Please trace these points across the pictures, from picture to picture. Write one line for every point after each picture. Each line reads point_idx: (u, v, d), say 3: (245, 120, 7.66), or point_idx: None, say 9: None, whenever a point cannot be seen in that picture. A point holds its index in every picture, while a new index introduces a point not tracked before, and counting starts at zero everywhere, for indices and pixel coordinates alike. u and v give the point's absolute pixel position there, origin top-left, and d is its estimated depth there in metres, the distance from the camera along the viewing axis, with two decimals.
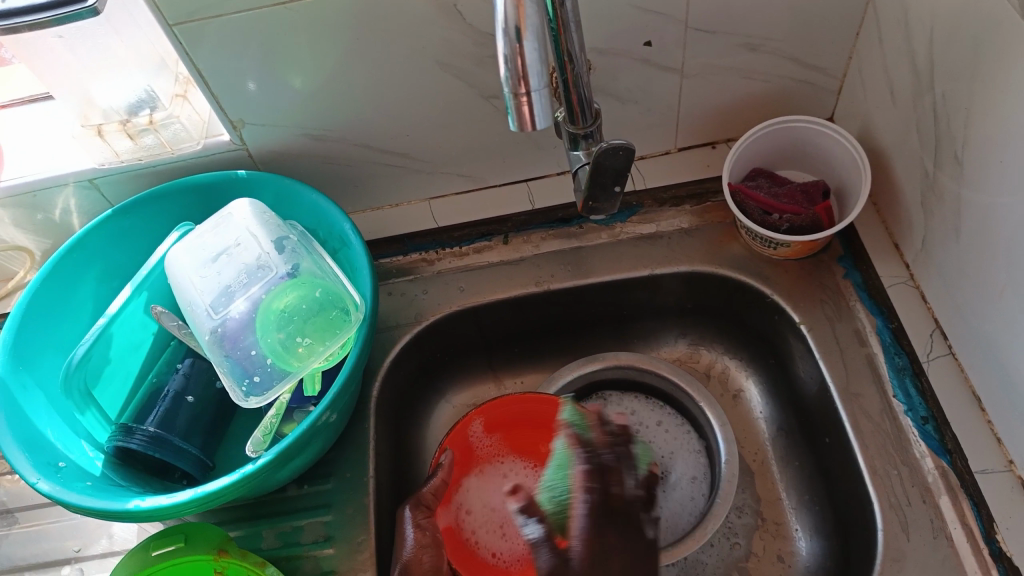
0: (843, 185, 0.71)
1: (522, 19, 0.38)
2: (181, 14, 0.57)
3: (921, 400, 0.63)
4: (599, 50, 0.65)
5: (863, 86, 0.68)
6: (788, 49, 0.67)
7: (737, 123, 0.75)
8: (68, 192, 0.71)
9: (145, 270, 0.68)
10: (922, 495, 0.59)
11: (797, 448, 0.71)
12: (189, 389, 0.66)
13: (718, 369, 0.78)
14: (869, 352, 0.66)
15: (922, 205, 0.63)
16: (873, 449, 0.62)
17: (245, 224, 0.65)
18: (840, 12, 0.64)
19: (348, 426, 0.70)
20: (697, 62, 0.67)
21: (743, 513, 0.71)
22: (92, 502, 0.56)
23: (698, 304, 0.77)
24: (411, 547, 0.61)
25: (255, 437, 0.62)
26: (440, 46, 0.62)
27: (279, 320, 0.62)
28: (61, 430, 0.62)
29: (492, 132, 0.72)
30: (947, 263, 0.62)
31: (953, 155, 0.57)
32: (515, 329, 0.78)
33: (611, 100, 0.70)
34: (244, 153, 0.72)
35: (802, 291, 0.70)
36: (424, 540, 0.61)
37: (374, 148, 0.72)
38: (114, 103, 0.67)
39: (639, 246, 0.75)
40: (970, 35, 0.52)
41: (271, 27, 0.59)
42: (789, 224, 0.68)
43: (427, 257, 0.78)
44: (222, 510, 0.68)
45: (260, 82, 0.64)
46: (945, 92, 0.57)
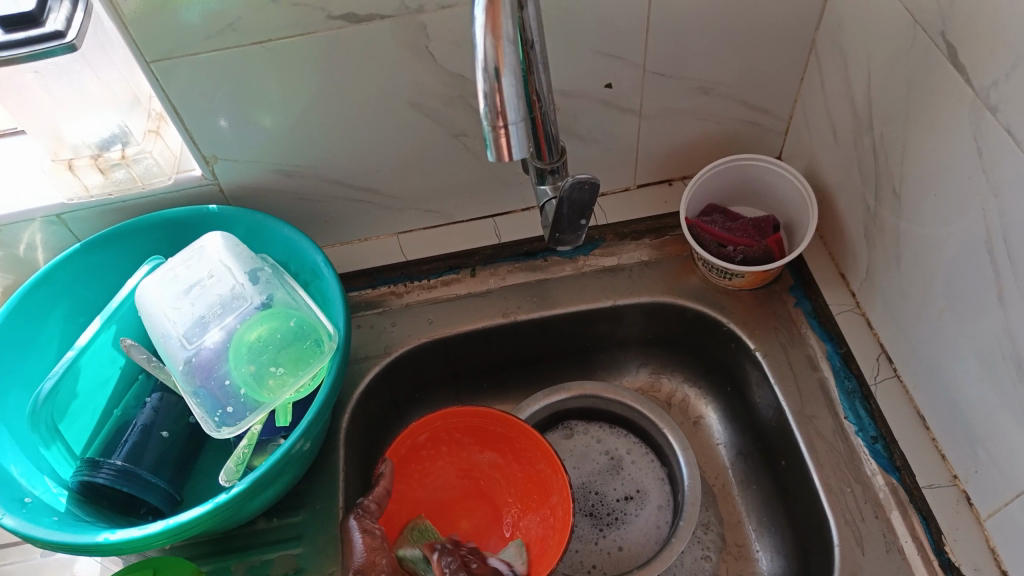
0: (792, 219, 0.75)
1: (500, 59, 0.41)
2: (158, 52, 0.59)
3: (871, 420, 0.66)
4: (563, 91, 0.68)
5: (807, 128, 0.73)
6: (738, 92, 0.71)
7: (692, 163, 0.79)
8: (35, 227, 0.71)
9: (114, 304, 0.68)
10: (875, 510, 0.62)
11: (756, 471, 0.74)
12: (162, 425, 0.66)
13: (679, 398, 0.81)
14: (821, 376, 0.70)
15: (865, 236, 0.68)
16: (828, 467, 0.65)
17: (218, 257, 0.66)
18: (785, 58, 0.69)
19: (318, 458, 0.70)
20: (654, 105, 0.71)
21: (709, 529, 0.73)
22: (58, 536, 0.55)
23: (659, 334, 0.80)
24: (363, 551, 0.58)
25: (227, 467, 0.62)
26: (412, 86, 0.65)
27: (252, 351, 0.63)
28: (25, 466, 0.61)
29: (459, 169, 0.74)
30: (889, 290, 0.66)
31: (892, 190, 0.62)
32: (482, 361, 0.80)
33: (575, 139, 0.73)
34: (215, 188, 0.73)
35: (756, 320, 0.74)
36: (374, 543, 0.59)
37: (345, 184, 0.74)
38: (85, 138, 0.67)
39: (602, 278, 0.78)
40: (903, 81, 0.57)
41: (246, 63, 0.61)
42: (743, 255, 0.72)
43: (396, 290, 0.80)
44: (191, 546, 0.67)
45: (232, 121, 0.66)
46: (883, 133, 0.61)
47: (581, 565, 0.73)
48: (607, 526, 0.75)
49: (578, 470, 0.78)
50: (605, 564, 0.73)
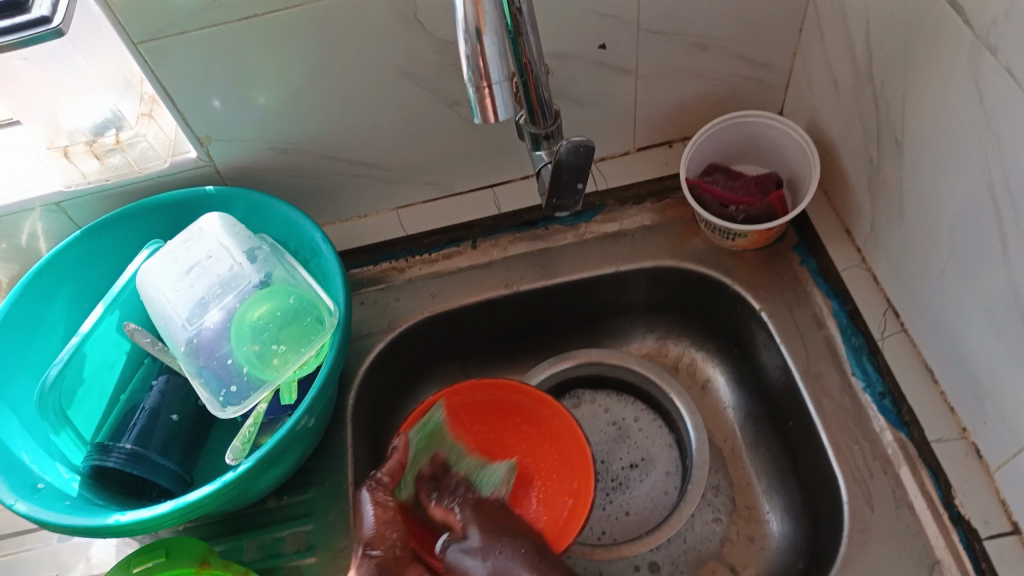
0: (795, 175, 0.74)
1: (481, 19, 0.41)
2: (144, 33, 0.58)
3: (878, 376, 0.66)
4: (557, 53, 0.67)
5: (808, 81, 0.71)
6: (737, 47, 0.70)
7: (691, 123, 0.78)
8: (35, 215, 0.71)
9: (115, 289, 0.69)
10: (883, 468, 0.62)
11: (764, 432, 0.74)
12: (173, 408, 0.67)
13: (687, 361, 0.80)
14: (827, 335, 0.69)
15: (869, 189, 0.66)
16: (836, 426, 0.65)
17: (216, 237, 0.66)
18: (783, 10, 0.67)
19: (326, 435, 0.70)
20: (650, 64, 0.70)
21: (720, 492, 0.73)
22: (70, 520, 0.56)
23: (664, 299, 0.79)
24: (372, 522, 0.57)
25: (233, 446, 0.62)
26: (403, 56, 0.64)
27: (254, 330, 0.63)
28: (36, 453, 0.62)
29: (456, 139, 0.74)
30: (895, 244, 0.65)
31: (894, 141, 0.61)
32: (488, 332, 0.80)
33: (570, 103, 0.72)
34: (211, 169, 0.72)
35: (761, 280, 0.73)
36: (385, 516, 0.57)
37: (341, 159, 0.74)
38: (79, 124, 0.67)
39: (604, 245, 0.78)
40: (903, 26, 0.56)
41: (235, 41, 0.60)
42: (745, 214, 0.72)
43: (398, 264, 0.80)
44: (204, 526, 0.68)
45: (225, 100, 0.65)
46: (884, 82, 0.60)
47: (591, 533, 0.73)
48: (615, 493, 0.74)
49: (588, 440, 0.78)
50: (612, 530, 0.73)
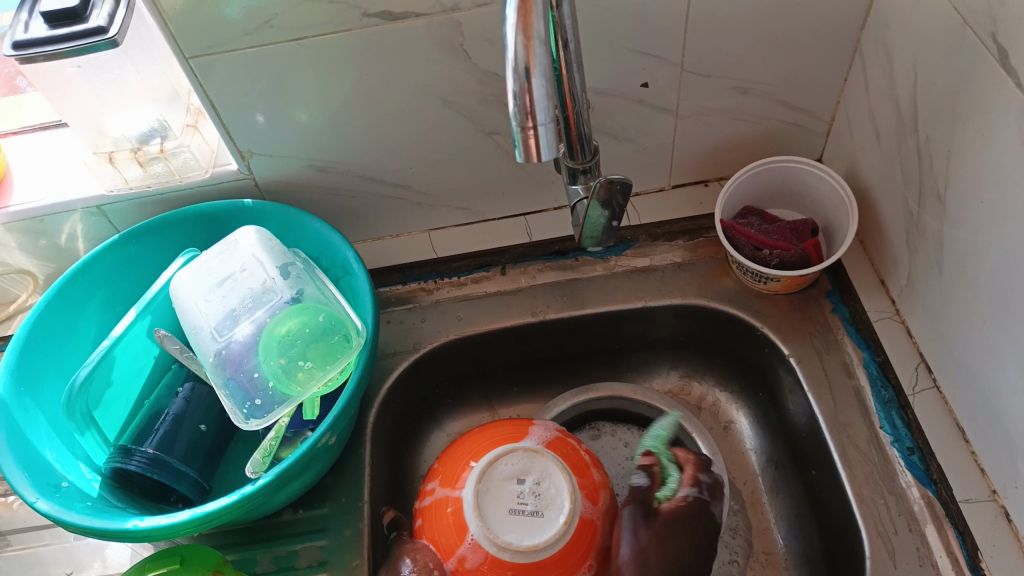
0: (831, 222, 0.73)
1: (531, 59, 0.41)
2: (197, 48, 0.59)
3: (907, 430, 0.65)
4: (598, 90, 0.67)
5: (849, 129, 0.71)
6: (779, 93, 0.70)
7: (728, 163, 0.78)
8: (75, 218, 0.72)
9: (149, 295, 0.70)
10: (908, 524, 0.61)
11: (785, 480, 0.72)
12: (203, 419, 0.68)
13: (710, 402, 0.79)
14: (856, 384, 0.68)
15: (907, 242, 0.65)
16: (861, 478, 0.63)
17: (250, 250, 0.67)
18: (828, 57, 0.67)
19: (345, 452, 0.70)
20: (691, 103, 0.70)
21: (737, 533, 0.72)
22: (90, 521, 0.56)
23: (690, 337, 0.79)
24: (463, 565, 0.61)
25: (254, 459, 0.64)
26: (446, 83, 0.65)
27: (281, 346, 0.63)
28: (61, 453, 0.63)
29: (492, 166, 0.74)
30: (931, 298, 0.64)
31: (936, 195, 0.60)
32: (511, 359, 0.80)
33: (608, 138, 0.72)
34: (250, 182, 0.73)
35: (792, 326, 0.72)
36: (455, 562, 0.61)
37: (377, 180, 0.74)
38: (127, 132, 0.69)
39: (634, 279, 0.77)
40: (952, 83, 0.55)
41: (284, 60, 0.61)
42: (779, 259, 0.70)
43: (426, 286, 0.80)
44: (219, 534, 0.68)
45: (269, 116, 0.66)
46: (929, 136, 0.59)
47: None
48: None
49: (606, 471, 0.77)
50: None
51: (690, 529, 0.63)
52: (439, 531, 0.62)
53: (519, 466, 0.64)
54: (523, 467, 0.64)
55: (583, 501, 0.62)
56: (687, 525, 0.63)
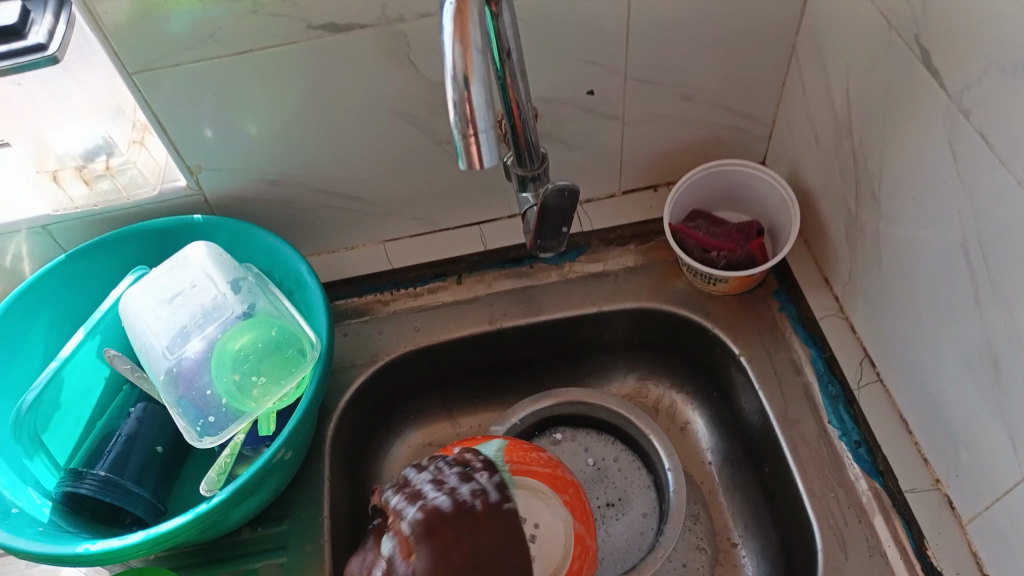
0: (776, 223, 0.75)
1: (470, 68, 0.41)
2: (139, 63, 0.59)
3: (854, 425, 0.66)
4: (545, 98, 0.68)
5: (790, 132, 0.73)
6: (721, 98, 0.71)
7: (676, 168, 0.80)
8: (21, 237, 0.71)
9: (98, 314, 0.69)
10: (858, 515, 0.62)
11: (740, 477, 0.74)
12: (159, 440, 0.67)
13: (666, 403, 0.81)
14: (805, 380, 0.70)
15: (848, 240, 0.68)
16: (811, 471, 0.65)
17: (201, 267, 0.66)
18: (767, 63, 0.69)
19: (303, 467, 0.70)
20: (637, 110, 0.71)
21: (698, 520, 0.74)
22: (41, 547, 0.55)
23: (645, 340, 0.80)
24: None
25: (208, 476, 0.63)
26: (395, 94, 0.65)
27: (234, 362, 0.63)
28: (10, 477, 0.61)
29: (444, 176, 0.75)
30: (872, 294, 0.66)
31: (872, 193, 0.62)
32: (470, 368, 0.80)
33: (558, 145, 0.73)
34: (199, 198, 0.73)
35: (742, 325, 0.74)
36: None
37: (329, 192, 0.74)
38: (70, 149, 0.68)
39: (588, 284, 0.78)
40: (881, 84, 0.57)
41: (230, 73, 0.61)
42: (726, 260, 0.72)
43: (381, 297, 0.80)
44: (174, 556, 0.67)
45: (216, 130, 0.66)
46: (863, 137, 0.61)
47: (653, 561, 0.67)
48: None
49: None
50: None
51: (479, 538, 0.54)
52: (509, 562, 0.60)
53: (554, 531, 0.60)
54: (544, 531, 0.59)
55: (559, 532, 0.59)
56: (465, 530, 0.54)
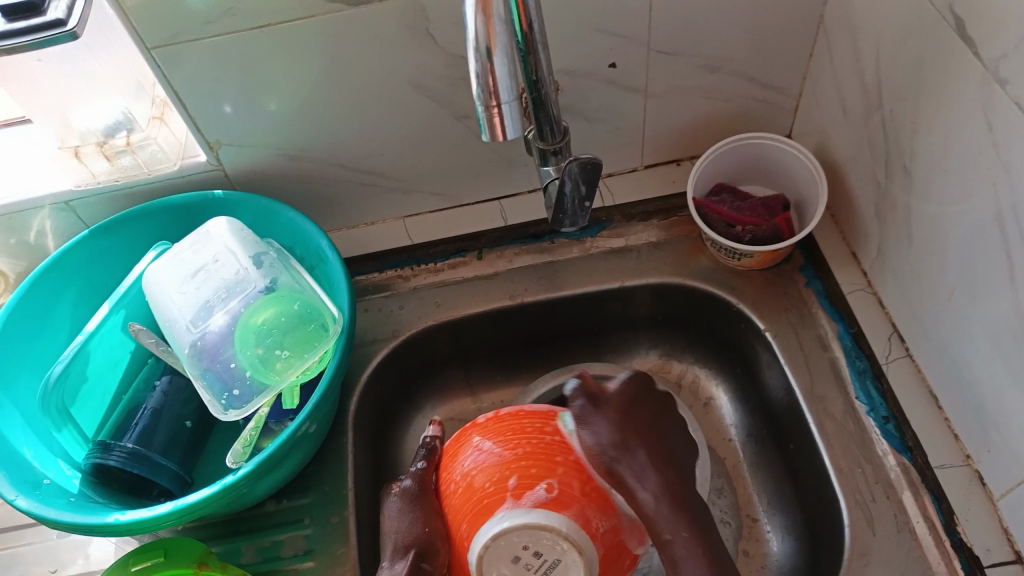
0: (803, 198, 0.74)
1: (492, 41, 0.41)
2: (158, 38, 0.58)
3: (882, 400, 0.66)
4: (567, 72, 0.67)
5: (817, 104, 0.72)
6: (748, 69, 0.70)
7: (700, 142, 0.78)
8: (44, 213, 0.72)
9: (121, 289, 0.69)
10: (885, 491, 0.62)
11: (765, 453, 0.73)
12: (189, 415, 0.68)
13: (690, 379, 0.80)
14: (832, 356, 0.69)
15: (876, 214, 0.66)
16: (838, 448, 0.64)
17: (223, 241, 0.66)
18: (795, 34, 0.67)
19: (327, 441, 0.70)
20: (661, 82, 0.70)
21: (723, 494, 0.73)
22: (69, 517, 0.56)
23: (668, 316, 0.79)
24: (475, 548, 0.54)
25: (234, 449, 0.63)
26: (415, 68, 0.65)
27: (257, 336, 0.63)
28: (38, 449, 0.63)
29: (465, 151, 0.74)
30: (901, 269, 0.65)
31: (902, 167, 0.60)
32: (492, 344, 0.80)
33: (580, 119, 0.72)
34: (220, 174, 0.73)
35: (767, 301, 0.73)
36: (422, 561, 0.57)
37: (350, 168, 0.74)
38: (90, 124, 0.68)
39: (610, 260, 0.77)
40: (914, 54, 0.56)
41: (249, 49, 0.61)
42: (751, 235, 0.71)
43: (403, 273, 0.80)
44: (203, 527, 0.68)
45: (236, 106, 0.66)
46: (894, 109, 0.60)
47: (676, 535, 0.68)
48: None
49: None
50: None
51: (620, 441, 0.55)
52: (462, 500, 0.57)
53: (528, 536, 0.53)
54: (535, 539, 0.53)
55: (556, 512, 0.54)
56: (635, 397, 0.64)
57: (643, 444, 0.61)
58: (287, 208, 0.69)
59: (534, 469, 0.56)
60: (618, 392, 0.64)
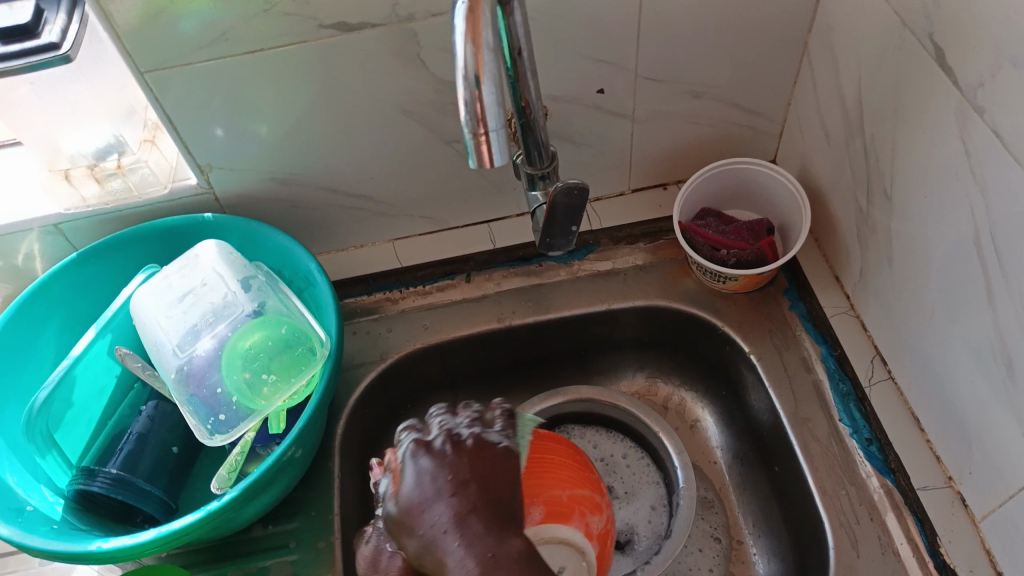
0: (786, 222, 0.75)
1: (481, 68, 0.41)
2: (151, 62, 0.59)
3: (865, 422, 0.66)
4: (554, 97, 0.68)
5: (799, 131, 0.73)
6: (732, 95, 0.71)
7: (685, 166, 0.80)
8: (32, 237, 0.72)
9: (109, 313, 0.69)
10: (869, 513, 0.62)
11: (752, 475, 0.74)
12: (176, 441, 0.68)
13: (676, 401, 0.80)
14: (815, 378, 0.70)
15: (859, 237, 0.67)
16: (822, 470, 0.65)
17: (211, 265, 0.66)
18: (778, 61, 0.69)
19: (314, 465, 0.70)
20: (647, 108, 0.71)
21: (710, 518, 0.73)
22: (52, 544, 0.56)
23: (655, 338, 0.80)
24: None
25: (220, 474, 0.63)
26: (404, 93, 0.66)
27: (244, 360, 0.63)
28: (22, 476, 0.62)
29: (454, 175, 0.75)
30: (883, 292, 0.65)
31: (883, 191, 0.62)
32: (480, 367, 0.80)
33: (567, 144, 0.73)
34: (210, 197, 0.73)
35: (752, 323, 0.74)
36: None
37: (339, 191, 0.75)
38: (82, 148, 0.69)
39: (597, 283, 0.78)
40: (893, 81, 0.57)
41: (240, 73, 0.61)
42: (736, 258, 0.72)
43: (391, 296, 0.80)
44: (187, 553, 0.67)
45: (227, 129, 0.66)
46: (874, 134, 0.61)
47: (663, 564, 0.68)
48: None
49: None
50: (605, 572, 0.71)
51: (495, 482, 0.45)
52: None
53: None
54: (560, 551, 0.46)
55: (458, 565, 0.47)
56: (492, 460, 0.47)
57: (477, 484, 0.45)
58: (275, 230, 0.69)
59: (551, 490, 0.47)
60: (476, 440, 0.48)
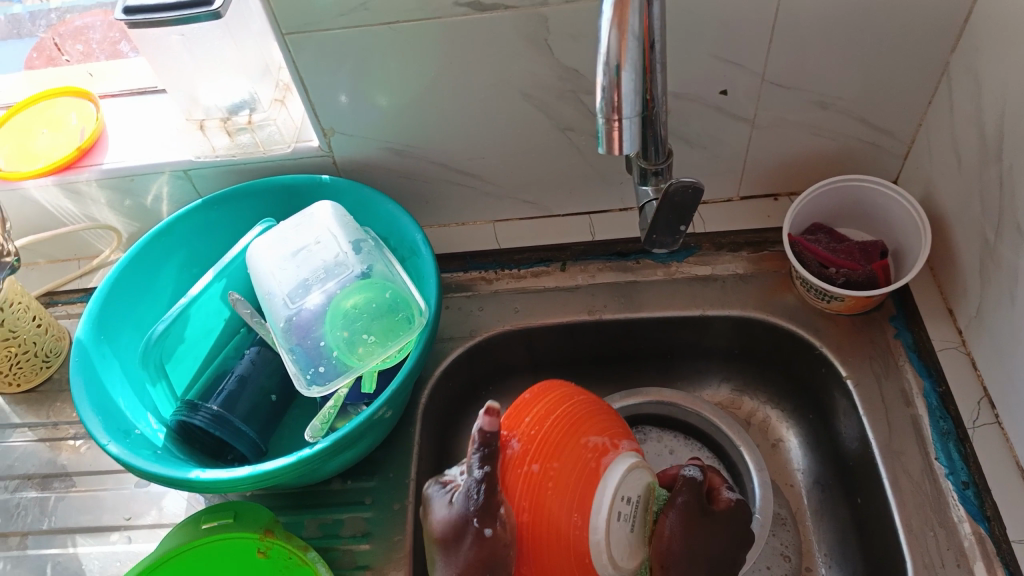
0: (902, 246, 0.72)
1: (623, 55, 0.42)
2: (293, 25, 0.62)
3: (964, 464, 0.63)
4: (675, 94, 0.68)
5: (928, 154, 0.70)
6: (858, 111, 0.69)
7: (799, 179, 0.77)
8: (163, 179, 0.76)
9: (226, 260, 0.73)
10: (957, 558, 0.59)
11: (832, 502, 0.71)
12: (276, 390, 0.71)
13: (760, 418, 0.79)
14: (915, 413, 0.67)
15: (980, 271, 0.64)
16: (911, 507, 0.62)
17: (326, 225, 0.69)
18: (913, 79, 0.66)
19: (396, 430, 0.72)
20: (769, 115, 0.70)
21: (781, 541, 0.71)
22: (155, 468, 0.59)
23: (746, 350, 0.78)
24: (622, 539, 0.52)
25: (313, 423, 0.66)
26: (527, 77, 0.66)
27: (347, 318, 0.66)
28: (131, 401, 0.67)
29: (563, 162, 0.75)
30: (1001, 331, 0.62)
31: (1015, 225, 0.58)
32: (564, 357, 0.81)
33: (681, 144, 0.73)
34: (329, 160, 0.76)
35: (851, 346, 0.71)
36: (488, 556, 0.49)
37: (450, 167, 0.76)
38: (217, 102, 0.72)
39: (694, 287, 0.77)
40: None
41: (373, 44, 0.64)
42: (845, 278, 0.70)
43: (486, 275, 0.82)
44: (270, 497, 0.71)
45: (351, 97, 0.68)
46: (1012, 164, 0.58)
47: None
48: None
49: None
50: None
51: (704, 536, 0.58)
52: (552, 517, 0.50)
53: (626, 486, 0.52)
54: (633, 486, 0.53)
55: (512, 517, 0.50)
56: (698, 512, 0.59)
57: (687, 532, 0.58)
58: (389, 199, 0.72)
59: (589, 463, 0.51)
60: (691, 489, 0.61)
